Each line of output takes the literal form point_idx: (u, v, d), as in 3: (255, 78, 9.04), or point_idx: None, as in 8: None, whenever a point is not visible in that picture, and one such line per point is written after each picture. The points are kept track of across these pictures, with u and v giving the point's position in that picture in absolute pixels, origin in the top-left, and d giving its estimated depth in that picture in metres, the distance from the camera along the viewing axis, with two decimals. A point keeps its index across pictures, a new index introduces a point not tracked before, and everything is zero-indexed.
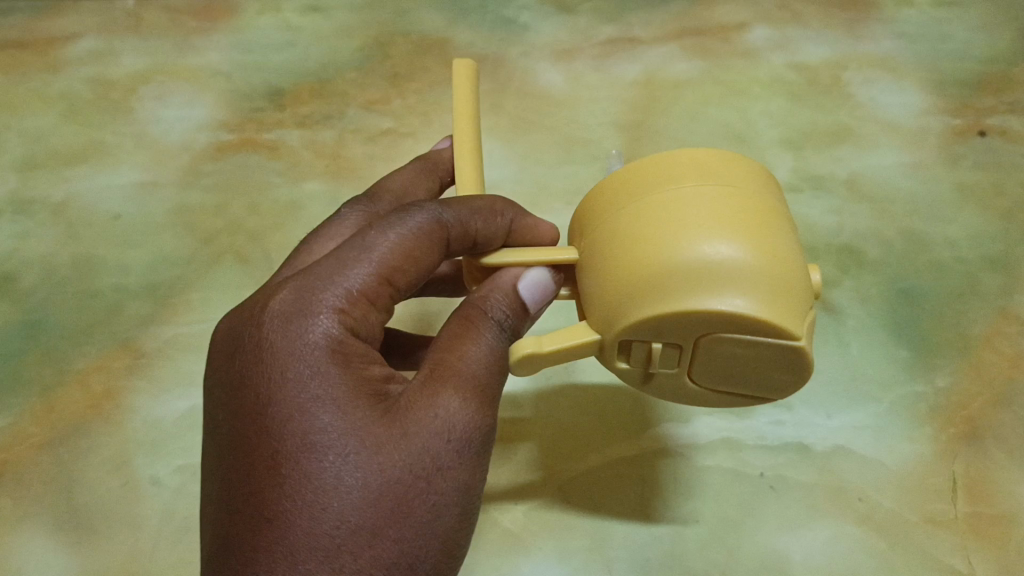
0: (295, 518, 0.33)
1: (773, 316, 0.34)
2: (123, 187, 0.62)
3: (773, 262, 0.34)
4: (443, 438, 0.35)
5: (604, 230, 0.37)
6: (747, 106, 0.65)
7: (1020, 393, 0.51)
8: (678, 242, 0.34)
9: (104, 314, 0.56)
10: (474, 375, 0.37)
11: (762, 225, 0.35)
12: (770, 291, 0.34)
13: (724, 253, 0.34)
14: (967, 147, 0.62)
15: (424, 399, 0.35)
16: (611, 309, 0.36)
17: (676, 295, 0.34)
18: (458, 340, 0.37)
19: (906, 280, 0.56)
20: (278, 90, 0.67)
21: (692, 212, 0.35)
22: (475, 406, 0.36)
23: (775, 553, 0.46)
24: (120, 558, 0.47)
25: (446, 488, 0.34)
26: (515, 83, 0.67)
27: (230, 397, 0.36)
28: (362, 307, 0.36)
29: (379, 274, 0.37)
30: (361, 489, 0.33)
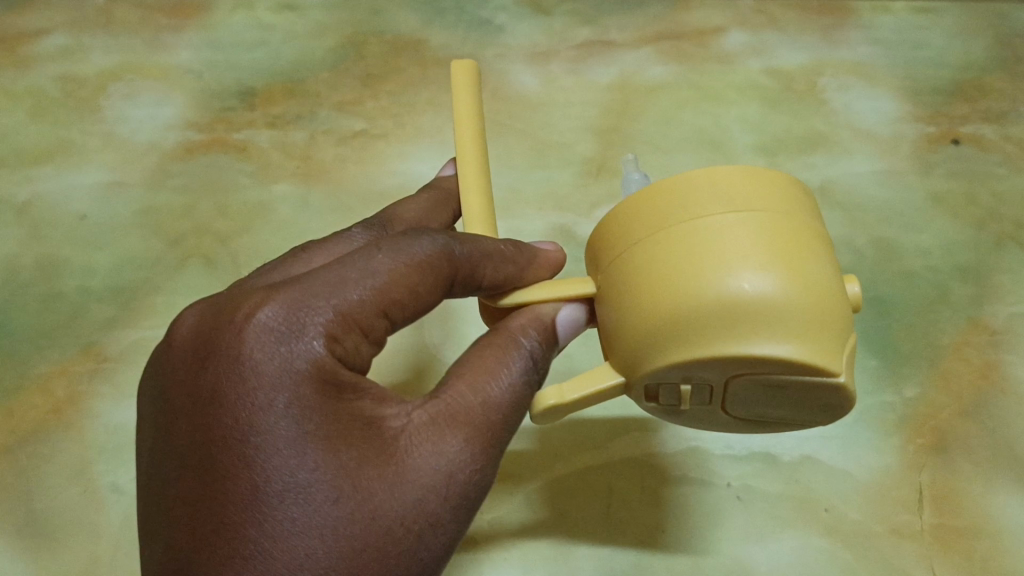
0: (270, 559, 0.32)
1: (812, 356, 0.34)
2: (89, 187, 0.61)
3: (813, 299, 0.34)
4: (440, 491, 0.34)
5: (633, 259, 0.36)
6: (721, 112, 0.65)
7: (988, 404, 0.51)
8: (717, 277, 0.34)
9: (67, 317, 0.55)
10: (487, 422, 0.36)
11: (802, 254, 0.35)
12: (809, 332, 0.34)
13: (766, 290, 0.34)
14: (940, 155, 0.62)
15: (424, 445, 0.34)
16: (642, 348, 0.36)
17: (716, 336, 0.34)
18: (479, 379, 0.36)
19: (878, 289, 0.56)
20: (249, 89, 0.66)
21: (725, 244, 0.35)
22: (479, 455, 0.35)
23: (740, 565, 0.46)
24: (78, 567, 0.46)
25: (436, 542, 0.34)
26: (490, 85, 0.67)
27: (203, 413, 0.34)
28: (354, 337, 0.35)
29: (380, 303, 0.35)
30: (346, 538, 0.32)
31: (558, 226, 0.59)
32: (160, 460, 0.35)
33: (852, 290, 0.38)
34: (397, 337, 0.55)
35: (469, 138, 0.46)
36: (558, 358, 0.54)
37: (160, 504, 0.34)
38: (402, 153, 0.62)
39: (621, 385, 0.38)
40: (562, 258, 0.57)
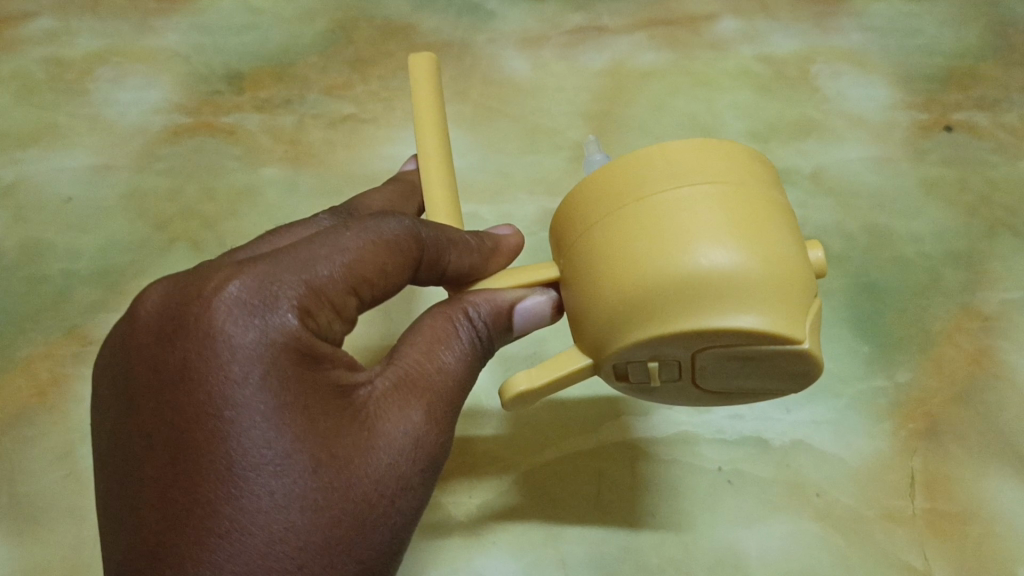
0: (250, 533, 0.31)
1: (781, 327, 0.34)
2: (75, 170, 0.60)
3: (777, 270, 0.34)
4: (409, 455, 0.35)
5: (598, 240, 0.36)
6: (714, 98, 0.65)
7: (979, 390, 0.51)
8: (683, 252, 0.34)
9: (51, 300, 0.54)
10: (445, 389, 0.37)
11: (766, 228, 0.35)
12: (776, 303, 0.34)
13: (730, 262, 0.33)
14: (933, 142, 0.62)
15: (392, 412, 0.35)
16: (610, 328, 0.35)
17: (683, 312, 0.34)
18: (434, 347, 0.37)
19: (870, 275, 0.56)
20: (237, 73, 0.65)
21: (692, 221, 0.34)
22: (439, 423, 0.36)
23: (730, 549, 0.46)
24: (62, 551, 0.45)
25: (405, 506, 0.35)
26: (480, 70, 0.66)
27: (171, 388, 0.33)
28: (327, 311, 0.35)
29: (350, 279, 0.35)
30: (325, 508, 0.32)
31: (548, 211, 0.58)
32: (125, 440, 0.34)
33: (815, 258, 0.38)
34: (386, 324, 0.55)
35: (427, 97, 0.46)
36: (542, 344, 0.53)
37: (127, 483, 0.33)
38: (391, 137, 0.62)
39: (589, 367, 0.38)
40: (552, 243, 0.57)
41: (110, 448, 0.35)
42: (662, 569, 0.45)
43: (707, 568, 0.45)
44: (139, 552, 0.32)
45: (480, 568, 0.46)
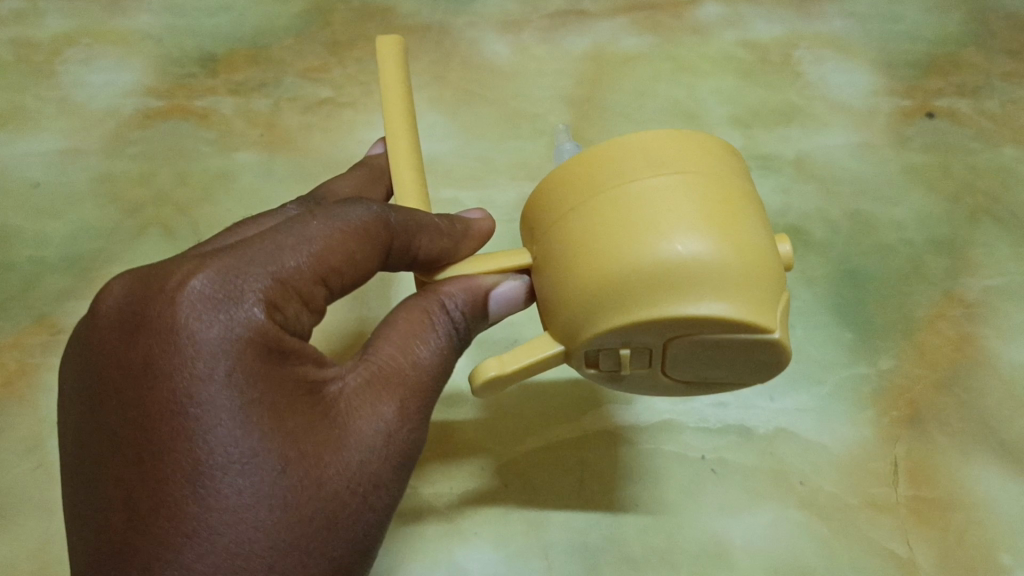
0: (218, 534, 0.30)
1: (746, 314, 0.33)
2: (44, 155, 0.59)
3: (746, 258, 0.34)
4: (381, 453, 0.34)
5: (567, 228, 0.35)
6: (697, 84, 0.64)
7: (962, 377, 0.51)
8: (654, 242, 0.33)
9: (20, 287, 0.53)
10: (421, 382, 0.36)
11: (735, 216, 0.34)
12: (743, 290, 0.33)
13: (702, 254, 0.33)
14: (915, 129, 0.62)
15: (363, 409, 0.34)
16: (579, 315, 0.35)
17: (651, 300, 0.33)
18: (407, 337, 0.36)
19: (852, 262, 0.55)
20: (210, 55, 0.64)
21: (660, 207, 0.34)
22: (414, 417, 0.35)
23: (715, 538, 0.46)
24: (32, 546, 0.44)
25: (378, 504, 0.34)
26: (460, 53, 0.65)
27: (132, 384, 0.32)
28: (293, 304, 0.34)
29: (319, 269, 0.34)
30: (295, 506, 0.31)
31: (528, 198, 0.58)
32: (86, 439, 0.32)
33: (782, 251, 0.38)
34: (362, 308, 0.54)
35: (393, 68, 0.45)
36: (523, 331, 0.52)
37: (91, 484, 0.32)
38: (370, 121, 0.61)
39: (562, 354, 0.37)
40: None
41: (77, 448, 0.33)
42: (646, 559, 0.45)
43: (691, 557, 0.45)
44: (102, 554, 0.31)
45: (462, 561, 0.45)
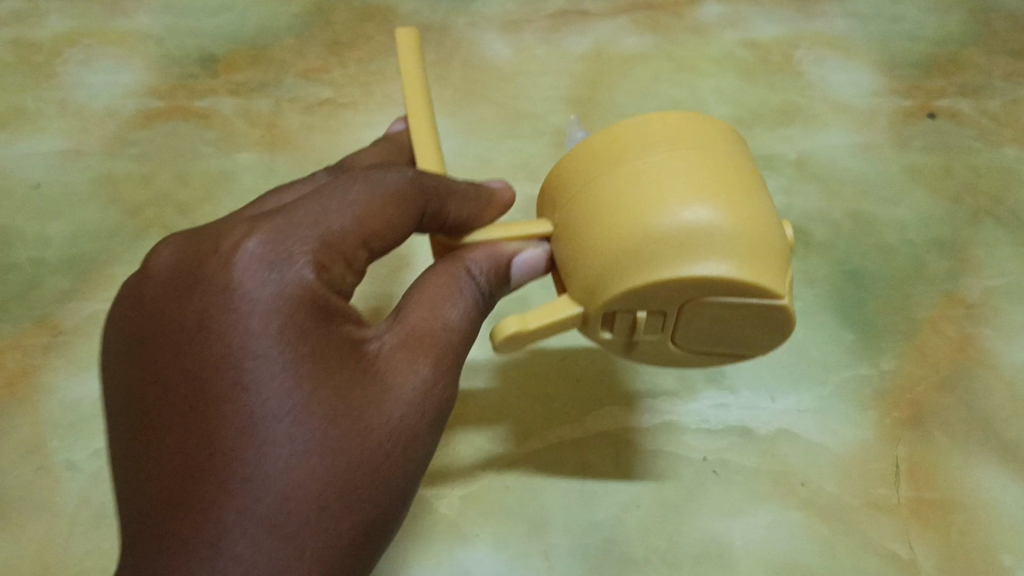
0: (267, 483, 0.31)
1: (753, 277, 0.35)
2: (45, 155, 0.59)
3: (753, 225, 0.35)
4: (418, 410, 0.34)
5: (582, 201, 0.37)
6: (698, 84, 0.64)
7: (963, 378, 0.51)
8: (668, 209, 0.35)
9: (21, 288, 0.53)
10: (453, 343, 0.36)
11: (741, 187, 0.36)
12: (750, 255, 0.35)
13: (713, 220, 0.34)
14: (916, 129, 0.62)
15: (402, 367, 0.34)
16: (592, 281, 0.36)
17: (661, 262, 0.34)
18: (438, 299, 0.36)
19: (854, 263, 0.55)
20: (211, 56, 0.64)
21: (670, 177, 0.35)
22: (447, 378, 0.35)
23: (716, 539, 0.46)
24: (32, 547, 0.44)
25: (415, 459, 0.34)
26: (461, 54, 0.65)
27: (184, 339, 0.32)
28: (339, 266, 0.34)
29: (360, 234, 0.34)
30: (338, 459, 0.32)
31: (530, 198, 0.58)
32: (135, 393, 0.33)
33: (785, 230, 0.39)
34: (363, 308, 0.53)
35: (410, 54, 0.46)
36: None
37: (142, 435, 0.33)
38: (370, 122, 0.61)
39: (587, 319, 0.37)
40: None
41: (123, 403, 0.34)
42: (648, 560, 0.45)
43: (693, 558, 0.45)
44: (151, 503, 0.32)
45: (463, 562, 0.45)
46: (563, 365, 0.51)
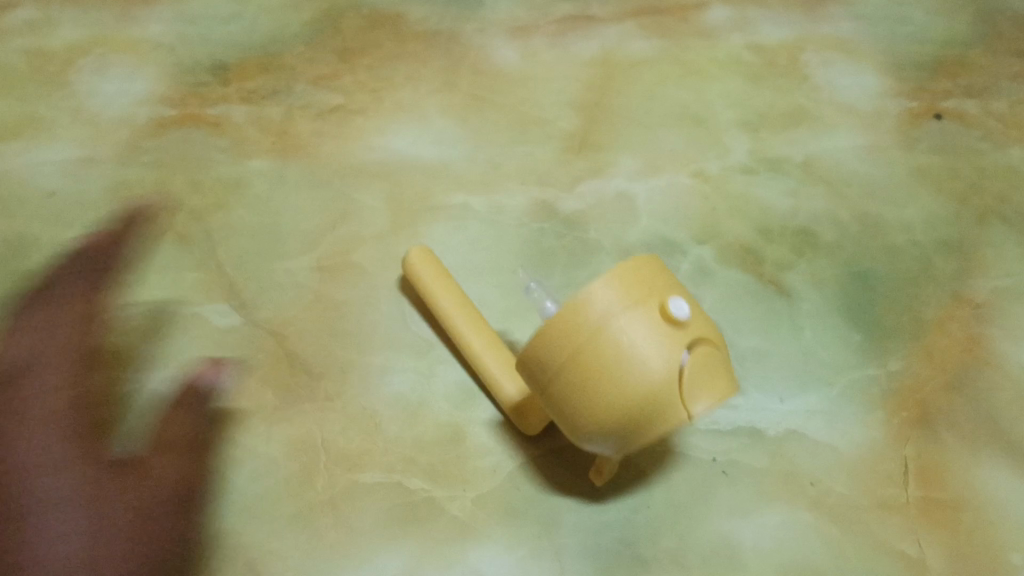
0: (51, 551, 0.42)
1: (708, 372, 0.44)
2: (59, 163, 0.59)
3: (708, 373, 0.44)
4: (153, 494, 0.44)
5: (589, 379, 0.44)
6: (704, 87, 0.64)
7: (970, 378, 0.51)
8: (642, 377, 0.43)
9: (37, 295, 0.53)
10: (166, 443, 0.46)
11: (696, 341, 0.44)
12: (709, 385, 0.44)
13: (675, 372, 0.43)
14: (922, 130, 0.62)
15: (105, 455, 0.45)
16: (598, 431, 0.44)
17: (658, 413, 0.44)
18: (164, 428, 0.46)
19: (861, 264, 0.56)
20: (223, 63, 0.64)
21: (656, 355, 0.43)
22: (164, 487, 0.44)
23: (726, 539, 0.46)
24: None
25: (163, 543, 0.44)
26: (469, 60, 0.65)
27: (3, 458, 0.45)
28: (42, 417, 0.45)
29: (48, 392, 0.46)
30: (69, 540, 0.42)
31: (540, 202, 0.58)
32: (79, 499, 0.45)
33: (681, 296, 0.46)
34: (375, 309, 0.53)
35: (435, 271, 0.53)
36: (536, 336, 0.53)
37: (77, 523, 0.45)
38: (381, 128, 0.61)
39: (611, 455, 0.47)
40: (543, 235, 0.57)
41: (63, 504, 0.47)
42: (659, 560, 0.46)
43: (703, 558, 0.46)
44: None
45: (474, 563, 0.45)
46: None
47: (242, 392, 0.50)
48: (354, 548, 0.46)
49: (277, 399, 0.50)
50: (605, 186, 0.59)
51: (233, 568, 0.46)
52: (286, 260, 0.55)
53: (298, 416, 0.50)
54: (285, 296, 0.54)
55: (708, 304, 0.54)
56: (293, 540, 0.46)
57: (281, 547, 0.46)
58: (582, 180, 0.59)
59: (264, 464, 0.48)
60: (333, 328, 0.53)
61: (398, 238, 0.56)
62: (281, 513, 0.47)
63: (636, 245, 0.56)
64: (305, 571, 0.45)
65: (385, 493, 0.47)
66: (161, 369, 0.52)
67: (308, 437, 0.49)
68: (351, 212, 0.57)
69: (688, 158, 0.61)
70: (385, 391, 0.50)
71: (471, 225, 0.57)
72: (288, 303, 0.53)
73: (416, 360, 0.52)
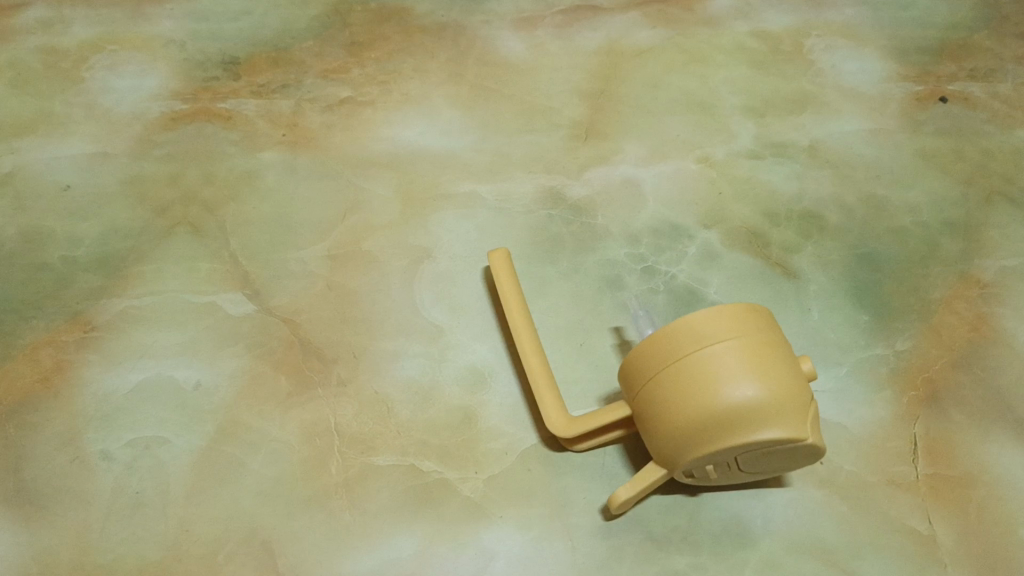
0: None
1: (791, 415, 0.41)
2: (73, 158, 0.60)
3: (788, 400, 0.41)
4: None
5: (663, 392, 0.42)
6: (709, 74, 0.65)
7: (978, 357, 0.51)
8: (724, 387, 0.41)
9: (54, 286, 0.54)
10: None
11: (775, 368, 0.42)
12: (789, 417, 0.41)
13: (763, 396, 0.41)
14: (928, 113, 0.62)
15: None
16: (671, 450, 0.42)
17: (727, 437, 0.41)
18: None
19: (868, 246, 0.56)
20: (232, 58, 0.65)
21: (726, 371, 0.41)
22: None
23: (736, 517, 0.46)
24: (70, 534, 0.46)
25: None
26: (476, 51, 0.66)
27: None
28: None
29: None
30: None
31: (548, 189, 0.59)
32: None
33: (806, 366, 0.44)
34: (385, 296, 0.54)
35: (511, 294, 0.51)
36: (545, 319, 0.53)
37: None
38: (388, 120, 0.62)
39: (668, 475, 0.44)
40: (551, 221, 0.57)
41: None
42: (669, 539, 0.46)
43: (713, 536, 0.46)
44: None
45: (486, 543, 0.46)
46: (581, 350, 0.52)
47: (256, 378, 0.51)
48: (366, 529, 0.46)
49: (291, 384, 0.51)
50: (611, 174, 0.59)
51: (247, 548, 0.46)
52: (298, 250, 0.56)
53: (311, 402, 0.50)
54: (296, 284, 0.54)
55: (715, 287, 0.54)
56: (307, 521, 0.46)
57: (296, 528, 0.46)
58: (589, 168, 0.60)
59: (276, 449, 0.48)
60: (345, 316, 0.53)
61: (409, 225, 0.57)
62: (296, 496, 0.47)
63: (644, 230, 0.57)
64: (320, 553, 0.45)
65: (397, 476, 0.47)
66: (174, 357, 0.52)
67: (321, 421, 0.49)
68: (360, 201, 0.58)
69: (694, 145, 0.61)
70: (400, 381, 0.51)
71: (480, 212, 0.58)
72: (300, 292, 0.54)
73: (426, 345, 0.52)
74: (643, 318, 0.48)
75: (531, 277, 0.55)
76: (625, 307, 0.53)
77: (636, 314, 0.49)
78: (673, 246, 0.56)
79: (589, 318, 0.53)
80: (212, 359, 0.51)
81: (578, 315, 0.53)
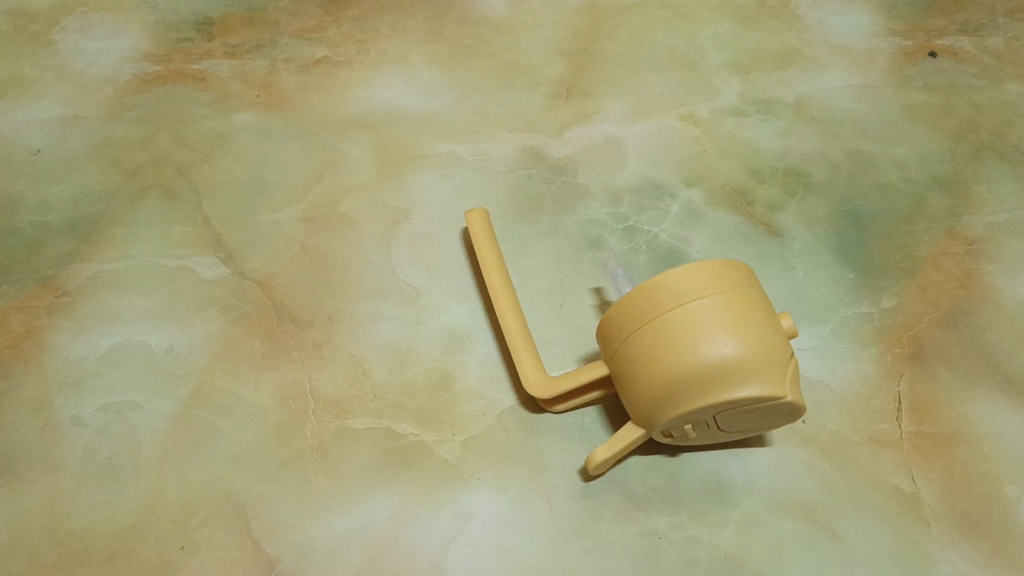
0: None
1: (770, 372, 0.40)
2: (44, 122, 0.59)
3: (766, 357, 0.40)
4: None
5: (640, 353, 0.42)
6: (693, 31, 0.64)
7: (965, 313, 0.50)
8: (701, 345, 0.40)
9: (24, 251, 0.53)
10: None
11: (754, 324, 0.41)
12: (768, 374, 0.40)
13: (739, 353, 0.40)
14: (917, 68, 0.61)
15: None
16: (649, 411, 0.42)
17: (703, 395, 0.40)
18: None
19: (853, 203, 0.55)
20: (206, 18, 0.64)
21: (703, 328, 0.40)
22: None
23: (716, 476, 0.46)
24: (40, 501, 0.45)
25: None
26: (455, 9, 0.65)
27: None
28: None
29: None
30: None
31: (527, 148, 0.57)
32: None
33: (786, 324, 0.43)
34: (361, 257, 0.53)
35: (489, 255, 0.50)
36: (524, 279, 0.52)
37: None
38: (366, 80, 0.61)
39: (646, 435, 0.43)
40: (531, 181, 0.56)
41: None
42: (648, 499, 0.45)
43: (692, 496, 0.45)
44: None
45: (462, 505, 0.45)
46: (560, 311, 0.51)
47: (230, 342, 0.50)
48: (341, 492, 0.45)
49: (265, 347, 0.50)
50: (593, 132, 0.58)
51: (221, 512, 0.45)
52: (272, 213, 0.55)
53: (285, 364, 0.49)
54: (271, 246, 0.53)
55: (697, 246, 0.53)
56: (282, 484, 0.45)
57: (269, 492, 0.45)
58: (570, 127, 0.58)
59: (250, 413, 0.48)
60: (320, 279, 0.52)
61: (386, 186, 0.56)
62: (270, 460, 0.46)
63: (626, 189, 0.56)
64: (293, 517, 0.45)
65: (373, 439, 0.47)
66: (147, 322, 0.51)
67: (296, 385, 0.48)
68: (338, 162, 0.57)
69: (677, 102, 0.60)
70: (377, 343, 0.50)
71: (458, 172, 0.57)
72: (275, 254, 0.53)
73: (404, 307, 0.51)
74: (623, 277, 0.47)
75: (510, 237, 0.54)
76: (605, 266, 0.52)
77: (615, 273, 0.48)
78: (655, 205, 0.55)
79: (569, 278, 0.52)
80: (185, 323, 0.50)
81: (557, 276, 0.52)
